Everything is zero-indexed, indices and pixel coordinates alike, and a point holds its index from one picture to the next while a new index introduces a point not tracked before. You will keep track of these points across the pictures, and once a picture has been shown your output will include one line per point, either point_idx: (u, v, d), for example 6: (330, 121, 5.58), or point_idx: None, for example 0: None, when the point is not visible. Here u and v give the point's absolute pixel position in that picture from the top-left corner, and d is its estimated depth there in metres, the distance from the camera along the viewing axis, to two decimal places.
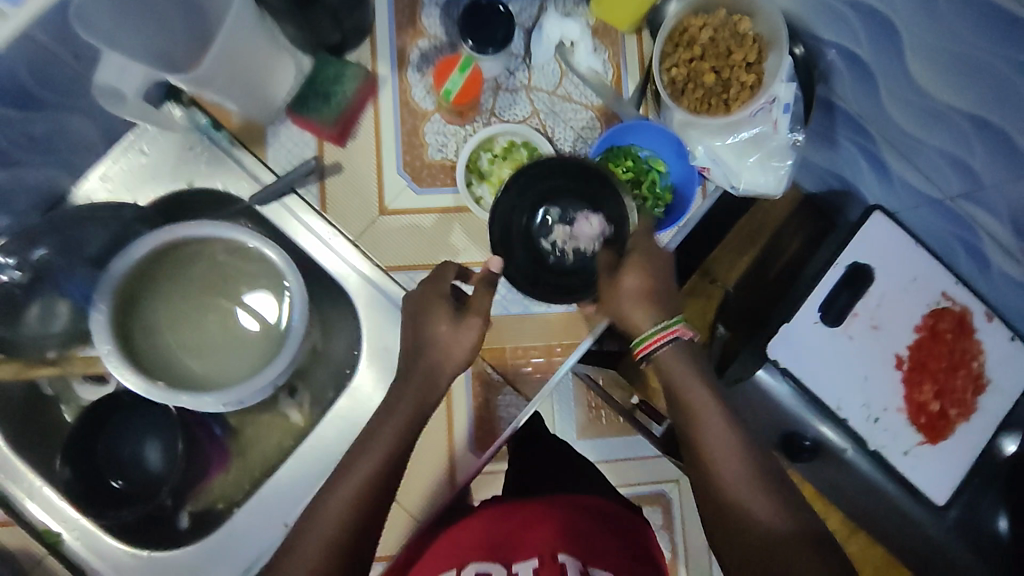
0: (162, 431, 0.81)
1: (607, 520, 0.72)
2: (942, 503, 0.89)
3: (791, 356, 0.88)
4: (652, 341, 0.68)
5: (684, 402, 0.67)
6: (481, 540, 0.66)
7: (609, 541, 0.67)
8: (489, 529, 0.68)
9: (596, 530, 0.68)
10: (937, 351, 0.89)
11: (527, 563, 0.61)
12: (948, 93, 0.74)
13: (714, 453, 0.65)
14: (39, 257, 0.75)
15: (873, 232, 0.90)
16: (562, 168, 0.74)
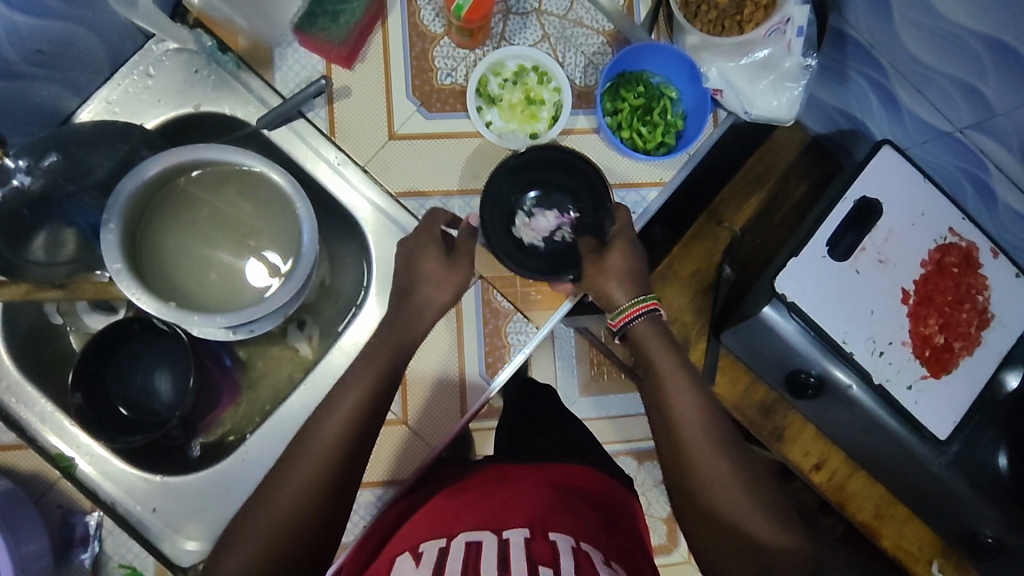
0: (173, 360, 0.80)
1: (574, 492, 0.74)
2: (944, 437, 0.90)
3: (798, 290, 0.88)
4: (630, 312, 0.70)
5: (663, 394, 0.69)
6: (470, 514, 0.66)
7: (579, 510, 0.70)
8: (474, 506, 0.68)
9: (565, 501, 0.70)
10: (944, 285, 0.90)
11: (517, 530, 0.62)
12: (966, 15, 0.74)
13: (692, 447, 0.66)
14: (50, 164, 0.71)
15: (882, 166, 0.90)
16: (544, 161, 0.74)
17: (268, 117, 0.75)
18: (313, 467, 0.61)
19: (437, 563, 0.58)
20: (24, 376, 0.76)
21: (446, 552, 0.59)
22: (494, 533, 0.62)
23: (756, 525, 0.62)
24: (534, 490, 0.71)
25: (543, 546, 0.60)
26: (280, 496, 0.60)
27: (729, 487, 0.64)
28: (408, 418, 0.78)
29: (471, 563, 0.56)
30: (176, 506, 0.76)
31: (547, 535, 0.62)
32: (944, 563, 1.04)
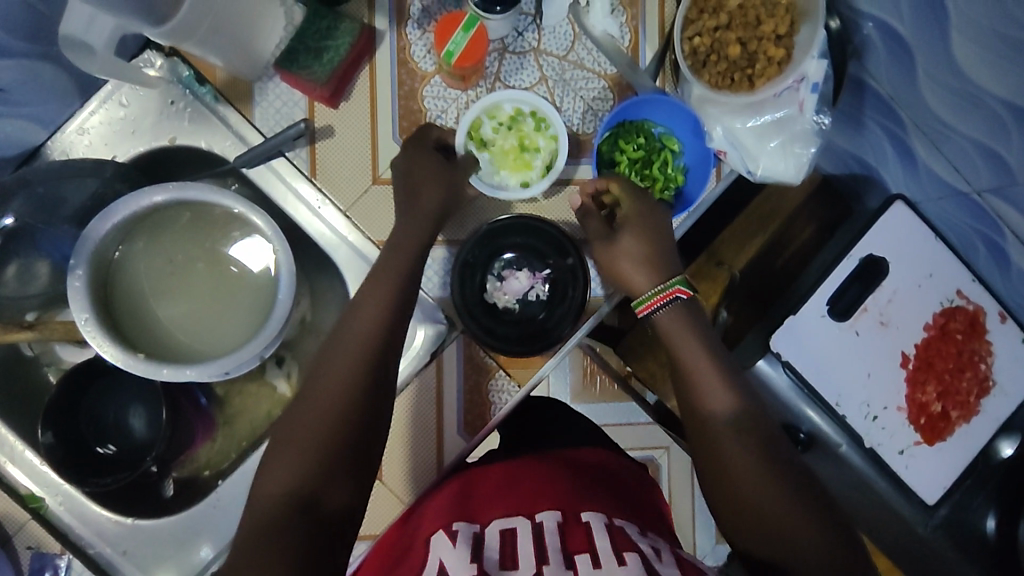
0: (146, 398, 0.78)
1: (583, 475, 0.77)
2: (931, 502, 0.88)
3: (793, 349, 0.85)
4: (653, 300, 0.67)
5: (693, 379, 0.65)
6: (498, 507, 0.68)
7: (594, 492, 0.72)
8: (497, 497, 0.70)
9: (578, 486, 0.73)
10: (945, 351, 0.87)
11: (551, 513, 0.65)
12: (986, 77, 0.71)
13: (723, 434, 0.63)
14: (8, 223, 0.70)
15: (892, 224, 0.86)
16: (507, 228, 0.75)
17: (248, 156, 0.72)
18: (342, 419, 0.57)
19: (475, 548, 0.60)
20: None
21: (483, 539, 0.62)
22: (527, 517, 0.65)
23: (790, 511, 0.59)
24: (546, 477, 0.73)
25: (576, 529, 0.62)
26: (305, 447, 0.56)
27: (762, 472, 0.61)
28: (381, 473, 0.76)
29: (509, 551, 0.59)
30: (147, 549, 0.75)
31: (578, 518, 0.64)
32: None
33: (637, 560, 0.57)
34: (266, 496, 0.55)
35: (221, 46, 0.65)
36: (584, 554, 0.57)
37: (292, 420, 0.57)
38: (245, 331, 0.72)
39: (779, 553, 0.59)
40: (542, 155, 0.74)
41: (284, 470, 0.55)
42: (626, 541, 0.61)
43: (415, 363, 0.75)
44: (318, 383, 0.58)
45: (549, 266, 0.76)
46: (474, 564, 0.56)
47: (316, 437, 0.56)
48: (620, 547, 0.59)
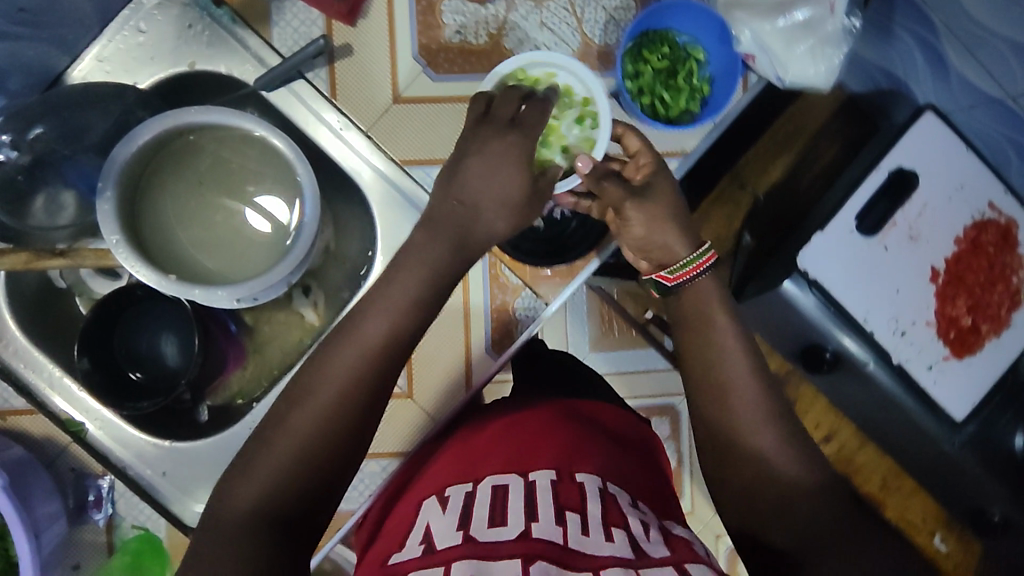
0: (177, 327, 0.80)
1: (593, 425, 0.70)
2: (960, 419, 0.87)
3: (820, 265, 0.84)
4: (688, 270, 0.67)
5: (710, 343, 0.65)
6: (495, 459, 0.62)
7: (604, 445, 0.66)
8: (494, 448, 0.64)
9: (587, 438, 0.66)
10: (976, 264, 0.86)
11: (544, 472, 0.59)
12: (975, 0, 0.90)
13: (741, 403, 0.62)
14: (35, 137, 0.71)
15: (922, 135, 0.85)
16: None
17: (269, 77, 0.71)
18: (354, 386, 0.57)
19: (465, 509, 0.54)
20: (33, 342, 0.75)
21: (473, 497, 0.56)
22: (519, 475, 0.59)
23: (809, 482, 0.58)
24: (550, 423, 0.67)
25: (571, 490, 0.56)
26: (320, 413, 0.56)
27: (783, 441, 0.61)
28: (412, 392, 0.77)
29: (498, 509, 0.53)
30: (185, 470, 0.77)
31: (574, 478, 0.58)
32: (946, 535, 1.03)
33: (624, 537, 0.52)
34: (278, 463, 0.54)
35: None
36: (575, 514, 0.53)
37: (307, 387, 0.57)
38: (272, 258, 0.73)
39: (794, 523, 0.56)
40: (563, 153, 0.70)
41: (299, 438, 0.55)
42: (619, 511, 0.55)
43: None
44: (325, 352, 0.58)
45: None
46: (459, 529, 0.51)
47: (334, 405, 0.56)
48: (611, 518, 0.54)
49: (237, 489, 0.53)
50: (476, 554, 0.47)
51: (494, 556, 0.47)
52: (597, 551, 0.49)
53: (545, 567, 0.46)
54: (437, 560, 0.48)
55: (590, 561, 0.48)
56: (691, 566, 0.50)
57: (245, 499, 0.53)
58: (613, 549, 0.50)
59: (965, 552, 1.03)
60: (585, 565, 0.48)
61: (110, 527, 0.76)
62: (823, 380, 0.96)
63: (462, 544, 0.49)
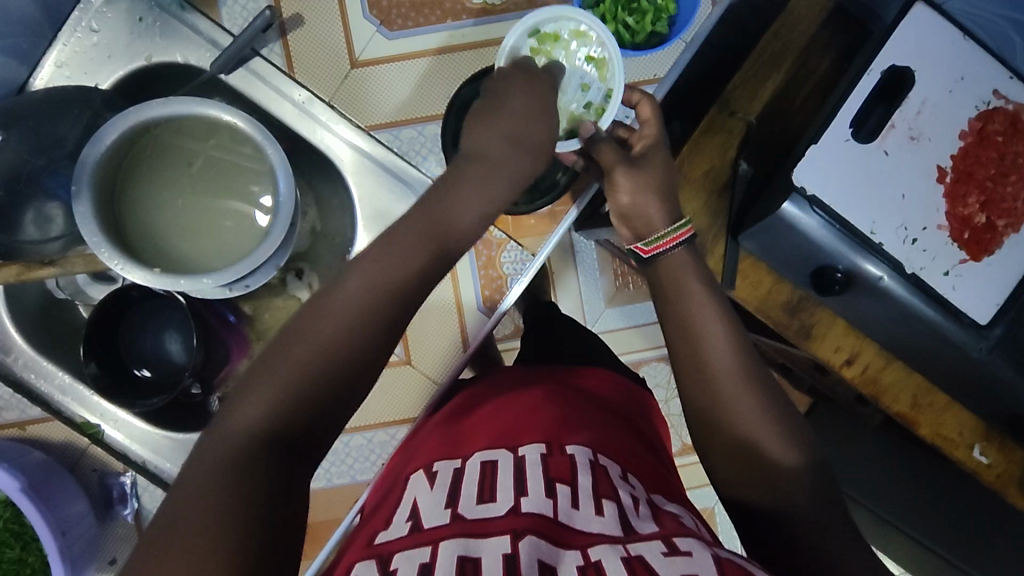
0: (180, 324, 0.81)
1: (586, 397, 0.69)
2: (985, 322, 0.83)
3: (817, 180, 0.80)
4: (666, 240, 0.64)
5: (691, 315, 0.61)
6: (484, 435, 0.61)
7: (597, 417, 0.65)
8: (487, 424, 0.62)
9: (580, 410, 0.64)
10: (986, 157, 0.81)
11: (534, 446, 0.57)
12: None
13: (726, 370, 0.59)
14: None
15: (913, 26, 0.79)
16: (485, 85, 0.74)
17: (223, 58, 0.71)
18: (358, 325, 0.51)
19: (452, 485, 0.53)
20: (40, 353, 0.77)
21: (463, 474, 0.55)
22: (509, 450, 0.57)
23: (788, 454, 0.56)
24: (541, 399, 0.65)
25: (562, 462, 0.55)
26: (318, 354, 0.49)
27: (768, 409, 0.57)
28: (411, 358, 0.77)
29: (488, 485, 0.52)
30: None
31: (563, 450, 0.57)
32: (987, 447, 0.94)
33: (613, 510, 0.51)
34: (268, 400, 0.48)
35: None
36: (565, 486, 0.52)
37: (304, 323, 0.50)
38: (256, 243, 0.73)
39: (771, 491, 0.55)
40: (573, 118, 0.70)
41: (289, 379, 0.48)
42: (609, 482, 0.54)
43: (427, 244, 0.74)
44: (330, 295, 0.52)
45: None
46: (448, 507, 0.50)
47: (335, 342, 0.50)
48: (601, 490, 0.53)
49: (225, 428, 0.47)
50: (466, 533, 0.47)
51: (483, 534, 0.46)
52: (585, 526, 0.49)
53: (536, 542, 0.45)
54: (425, 539, 0.46)
55: (577, 538, 0.47)
56: (680, 540, 0.48)
57: (239, 429, 0.46)
58: (602, 524, 0.49)
59: (1009, 463, 0.94)
60: (571, 540, 0.47)
61: (137, 520, 0.80)
62: (840, 302, 0.91)
63: (451, 522, 0.48)
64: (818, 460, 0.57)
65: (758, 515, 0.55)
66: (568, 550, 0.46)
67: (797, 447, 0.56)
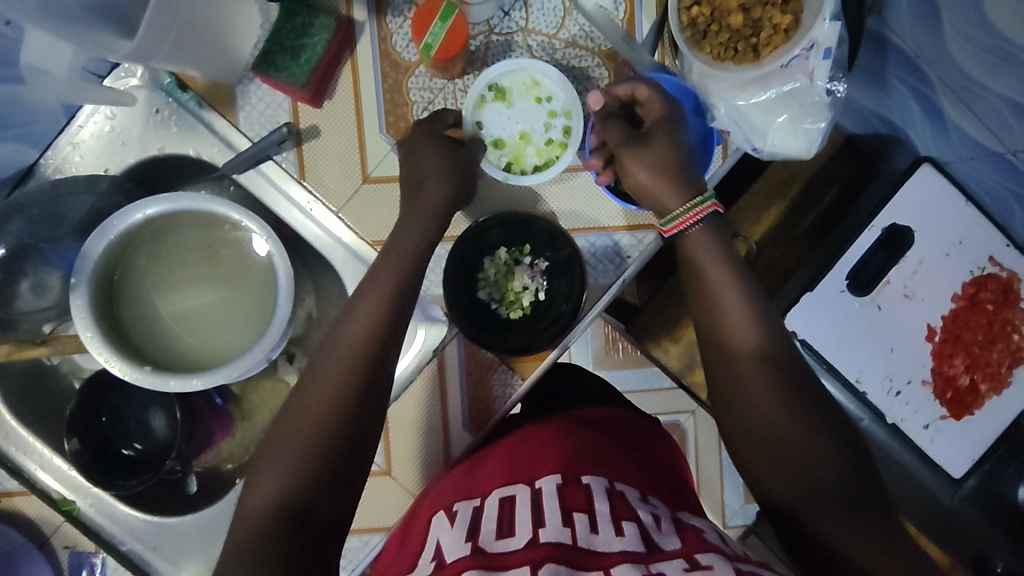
0: (162, 400, 0.80)
1: (604, 433, 0.73)
2: (958, 475, 0.84)
3: (810, 326, 0.82)
4: (683, 219, 0.65)
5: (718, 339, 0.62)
6: (501, 473, 0.66)
7: (614, 453, 0.68)
8: (507, 463, 0.67)
9: (596, 446, 0.69)
10: (975, 322, 0.82)
11: (550, 478, 0.62)
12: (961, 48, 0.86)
13: (760, 408, 0.59)
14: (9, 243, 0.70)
15: (917, 188, 0.81)
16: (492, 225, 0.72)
17: (237, 160, 0.70)
18: (347, 393, 0.59)
19: (473, 523, 0.57)
20: (22, 425, 0.77)
21: (482, 512, 0.59)
22: (527, 485, 0.62)
23: (828, 469, 0.56)
24: (556, 436, 0.70)
25: (576, 491, 0.59)
26: (316, 415, 0.58)
27: (794, 426, 0.58)
28: (391, 468, 0.76)
29: (506, 521, 0.56)
30: (175, 545, 0.79)
31: (579, 480, 0.61)
32: None
33: (634, 530, 0.54)
34: (275, 478, 0.56)
35: (190, 55, 0.61)
36: (582, 515, 0.55)
37: (303, 387, 0.60)
38: (259, 326, 0.73)
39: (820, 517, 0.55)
40: (541, 153, 0.71)
41: (295, 444, 0.57)
42: (627, 507, 0.58)
43: (415, 363, 0.74)
44: (325, 354, 0.60)
45: (546, 258, 0.74)
46: (468, 541, 0.54)
47: (330, 411, 0.58)
48: (619, 514, 0.56)
49: (253, 493, 0.56)
50: (485, 565, 0.50)
51: (504, 565, 0.49)
52: (607, 548, 0.52)
53: (555, 569, 0.48)
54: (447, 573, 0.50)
55: (600, 559, 0.50)
56: (700, 555, 0.51)
57: (259, 504, 0.55)
58: (623, 544, 0.52)
59: None
60: (593, 564, 0.50)
61: None
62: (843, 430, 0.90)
63: (471, 555, 0.51)
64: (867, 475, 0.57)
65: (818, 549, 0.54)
66: (589, 571, 0.49)
67: (834, 460, 0.57)
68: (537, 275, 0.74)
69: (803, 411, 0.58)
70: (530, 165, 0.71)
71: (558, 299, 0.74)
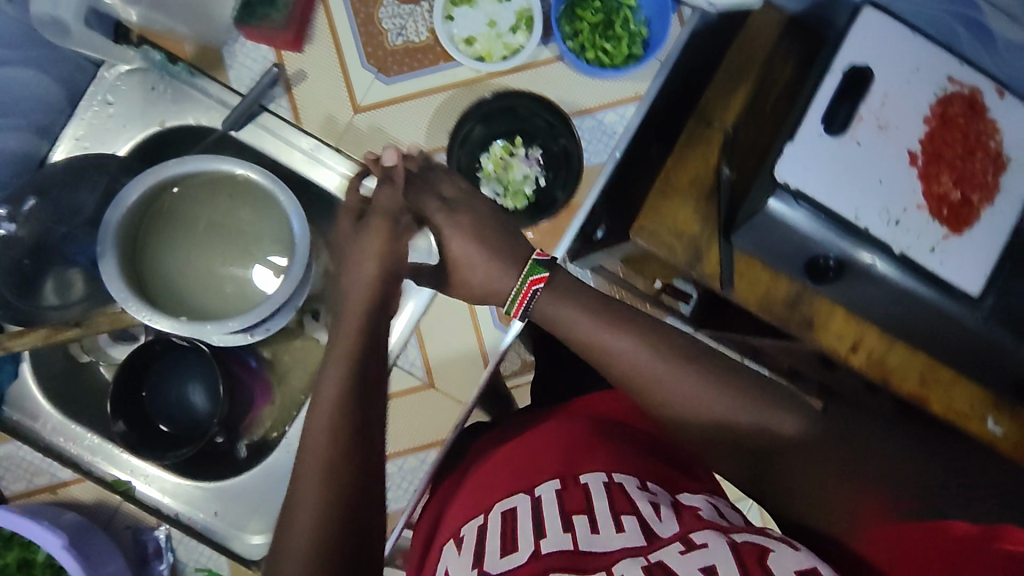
0: (201, 372, 0.81)
1: (609, 419, 0.64)
2: (977, 292, 0.86)
3: (801, 175, 0.85)
4: (522, 298, 0.58)
5: (619, 370, 0.57)
6: (499, 481, 0.57)
7: (623, 443, 0.60)
8: (504, 469, 0.59)
9: (606, 438, 0.60)
10: (951, 139, 0.86)
11: (548, 483, 0.54)
12: None
13: (686, 415, 0.57)
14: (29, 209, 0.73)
15: (865, 29, 0.86)
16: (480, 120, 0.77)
17: (233, 117, 0.74)
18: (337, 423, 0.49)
19: (476, 542, 0.50)
20: (67, 418, 0.78)
21: (485, 530, 0.51)
22: (525, 493, 0.54)
23: (786, 435, 0.57)
24: (571, 430, 0.61)
25: (574, 494, 0.52)
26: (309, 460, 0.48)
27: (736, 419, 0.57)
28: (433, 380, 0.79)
29: (509, 535, 0.49)
30: (236, 507, 0.78)
31: (577, 481, 0.53)
32: (999, 416, 0.99)
33: (634, 522, 0.48)
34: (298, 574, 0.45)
35: None
36: (581, 515, 0.49)
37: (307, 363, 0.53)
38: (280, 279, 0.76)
39: (791, 473, 0.55)
40: (509, 45, 0.77)
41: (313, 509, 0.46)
42: (626, 498, 0.51)
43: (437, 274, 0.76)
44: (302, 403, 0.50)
45: (539, 147, 0.77)
46: (475, 566, 0.48)
47: (323, 457, 0.47)
48: (618, 508, 0.50)
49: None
50: None
51: None
52: (607, 546, 0.46)
53: None
54: None
55: (600, 560, 0.45)
56: (695, 533, 0.46)
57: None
58: (624, 539, 0.47)
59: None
60: (597, 565, 0.44)
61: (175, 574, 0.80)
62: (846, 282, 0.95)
63: None
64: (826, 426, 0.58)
65: (800, 528, 0.55)
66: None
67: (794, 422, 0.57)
68: (535, 164, 0.77)
69: (724, 387, 0.57)
70: (500, 55, 0.77)
71: (563, 183, 0.77)
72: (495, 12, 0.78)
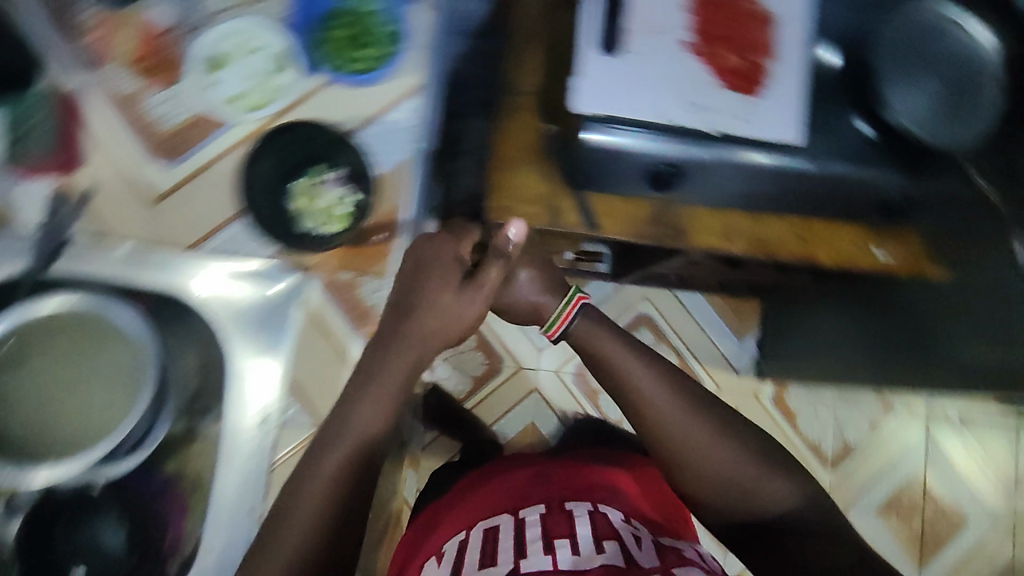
0: (108, 514, 0.80)
1: (583, 468, 0.80)
2: (801, 143, 0.79)
3: (591, 102, 0.78)
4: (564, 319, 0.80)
5: (637, 408, 0.75)
6: (484, 504, 0.76)
7: (597, 473, 0.79)
8: (474, 506, 0.77)
9: (573, 471, 0.79)
10: (713, 15, 0.82)
11: (534, 508, 0.72)
12: None
13: (719, 466, 0.71)
14: None
15: None
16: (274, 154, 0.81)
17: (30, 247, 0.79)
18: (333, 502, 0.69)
19: (458, 556, 0.68)
20: None
21: (467, 542, 0.70)
22: (512, 514, 0.72)
23: (780, 503, 0.70)
24: (563, 472, 0.79)
25: (560, 518, 0.69)
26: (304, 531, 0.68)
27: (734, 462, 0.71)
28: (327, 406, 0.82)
29: (488, 551, 0.66)
30: None
31: (563, 508, 0.71)
32: (886, 242, 0.86)
33: (614, 546, 0.64)
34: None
35: None
36: (564, 541, 0.65)
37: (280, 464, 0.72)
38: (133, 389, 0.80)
39: (805, 552, 0.66)
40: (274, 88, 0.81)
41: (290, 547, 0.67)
42: (609, 525, 0.68)
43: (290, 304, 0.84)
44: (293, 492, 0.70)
45: (341, 165, 0.82)
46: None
47: (324, 495, 0.69)
48: (602, 533, 0.66)
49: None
50: None
51: None
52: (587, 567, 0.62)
53: None
54: None
55: None
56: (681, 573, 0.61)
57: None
58: (603, 559, 0.63)
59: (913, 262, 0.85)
60: None
61: None
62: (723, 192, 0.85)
63: None
64: (814, 494, 0.72)
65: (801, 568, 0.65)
66: None
67: (786, 490, 0.71)
68: (340, 182, 0.82)
69: (732, 435, 0.73)
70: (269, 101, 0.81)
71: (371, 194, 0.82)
72: (249, 59, 0.81)
